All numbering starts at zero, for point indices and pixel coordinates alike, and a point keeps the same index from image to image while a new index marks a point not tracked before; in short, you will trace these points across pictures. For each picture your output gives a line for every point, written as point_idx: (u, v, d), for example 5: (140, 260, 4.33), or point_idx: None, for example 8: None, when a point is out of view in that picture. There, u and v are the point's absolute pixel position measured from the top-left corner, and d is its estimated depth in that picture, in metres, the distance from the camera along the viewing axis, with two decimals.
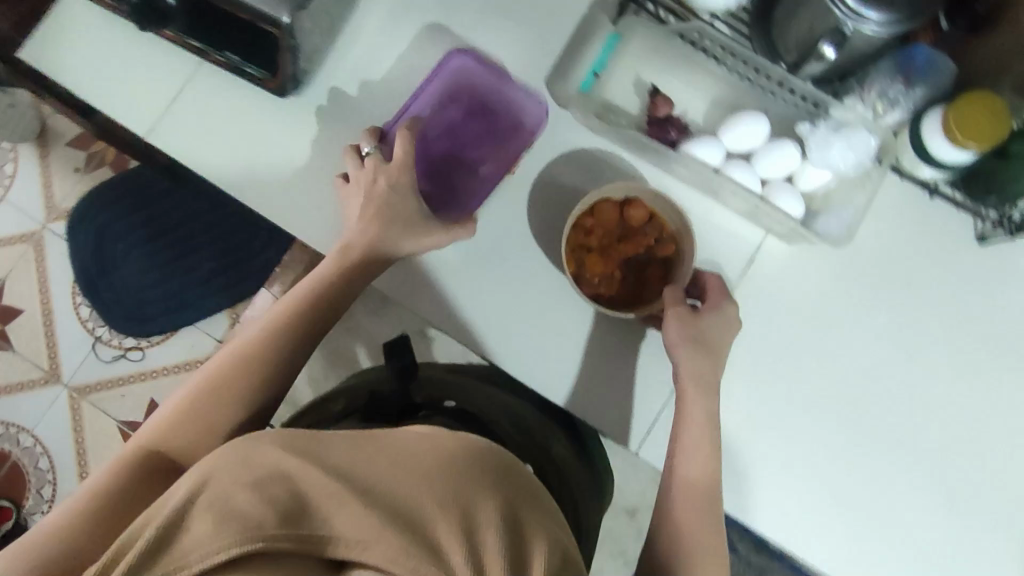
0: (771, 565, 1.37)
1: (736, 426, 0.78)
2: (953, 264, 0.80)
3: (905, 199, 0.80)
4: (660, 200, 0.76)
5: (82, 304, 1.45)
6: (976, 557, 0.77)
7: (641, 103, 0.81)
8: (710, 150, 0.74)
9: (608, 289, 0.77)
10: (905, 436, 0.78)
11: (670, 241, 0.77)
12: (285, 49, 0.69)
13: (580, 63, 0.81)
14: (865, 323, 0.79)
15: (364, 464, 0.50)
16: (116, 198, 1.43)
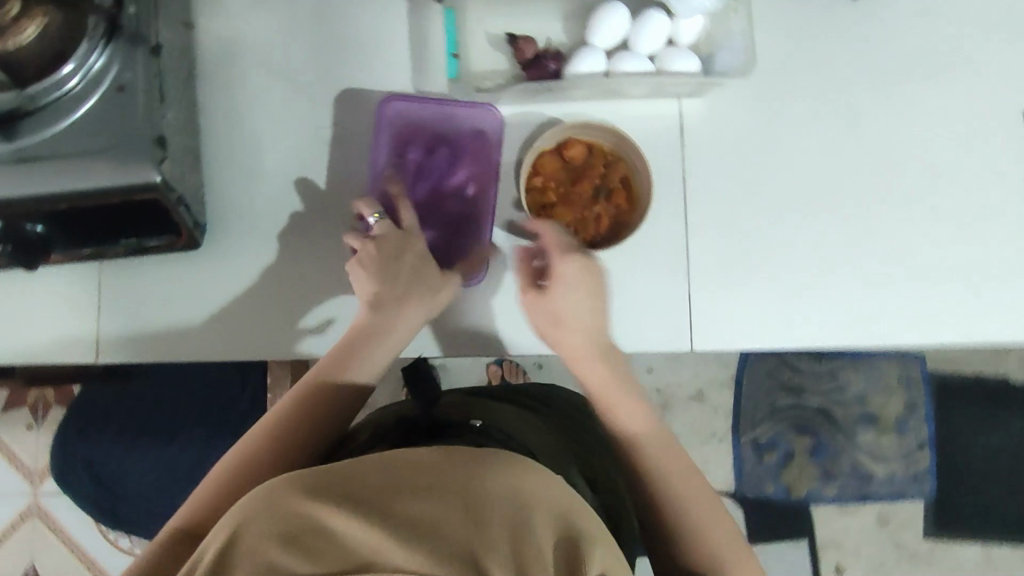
0: (837, 363, 1.44)
1: (760, 272, 0.80)
2: (843, 27, 0.83)
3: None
4: (588, 130, 0.77)
5: (118, 537, 1.40)
6: (1006, 252, 0.81)
7: (506, 56, 0.80)
8: (593, 60, 0.76)
9: (585, 232, 0.77)
10: (892, 192, 0.82)
11: (617, 161, 0.77)
12: (174, 205, 0.67)
13: (433, 53, 0.80)
14: (805, 120, 0.82)
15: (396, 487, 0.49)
16: (84, 428, 1.37)
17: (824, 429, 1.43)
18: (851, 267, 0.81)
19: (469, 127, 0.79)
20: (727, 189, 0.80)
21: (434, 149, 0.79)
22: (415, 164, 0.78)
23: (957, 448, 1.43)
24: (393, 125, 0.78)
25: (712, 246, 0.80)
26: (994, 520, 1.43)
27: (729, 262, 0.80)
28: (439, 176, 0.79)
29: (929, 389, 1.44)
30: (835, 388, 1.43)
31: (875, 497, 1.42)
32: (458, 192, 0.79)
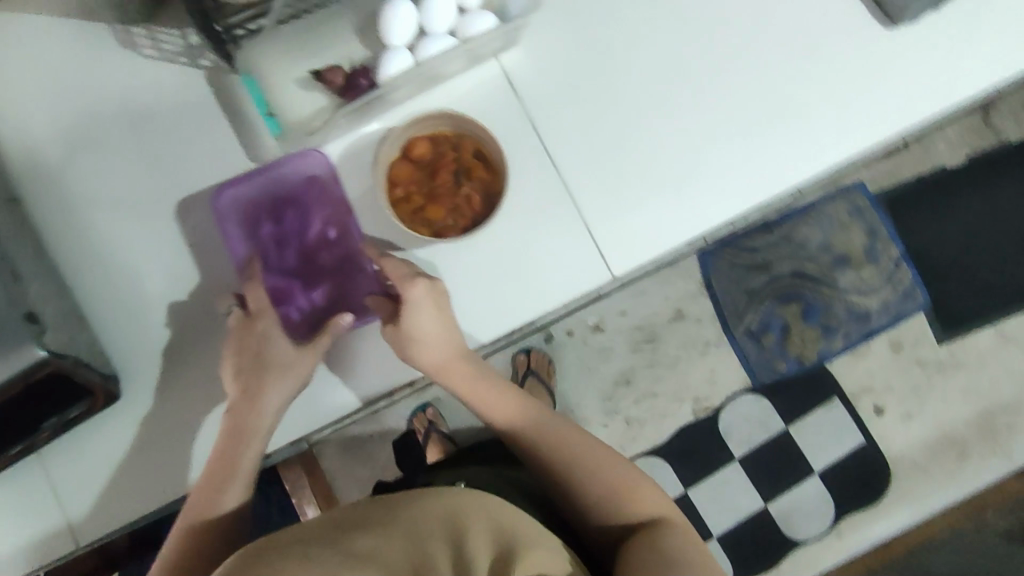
0: (788, 225, 1.45)
1: (645, 173, 0.81)
2: None
3: None
4: (427, 123, 0.77)
5: None
6: (861, 57, 0.83)
7: (321, 89, 0.79)
8: None
9: (465, 215, 0.78)
10: (734, 49, 0.82)
11: (463, 138, 0.78)
12: (74, 367, 0.67)
13: (253, 119, 0.79)
14: (625, 20, 0.82)
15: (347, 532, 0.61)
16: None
17: (807, 289, 1.44)
18: (730, 134, 0.82)
19: (304, 176, 0.79)
20: (586, 116, 0.81)
21: (281, 212, 0.78)
22: (273, 235, 0.78)
23: (930, 249, 1.46)
24: (233, 208, 0.77)
25: (597, 173, 0.80)
26: (992, 298, 1.46)
27: (613, 179, 0.80)
28: (298, 233, 0.78)
29: (880, 209, 1.46)
30: (798, 248, 1.45)
31: (879, 329, 1.44)
32: (324, 240, 0.78)
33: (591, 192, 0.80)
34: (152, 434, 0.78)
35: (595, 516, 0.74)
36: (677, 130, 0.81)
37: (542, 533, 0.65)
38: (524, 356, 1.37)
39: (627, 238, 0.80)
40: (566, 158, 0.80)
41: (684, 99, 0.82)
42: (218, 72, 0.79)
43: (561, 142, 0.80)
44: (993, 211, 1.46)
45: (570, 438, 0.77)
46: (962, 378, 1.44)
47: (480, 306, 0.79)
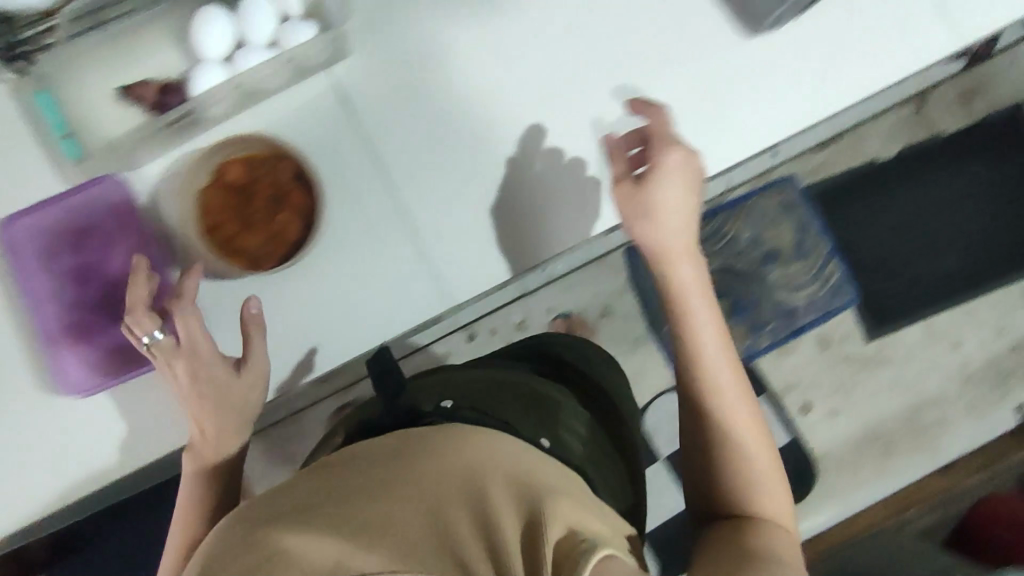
0: (713, 220, 1.42)
1: (472, 201, 0.80)
2: None
3: None
4: (244, 143, 0.76)
5: None
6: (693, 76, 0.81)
7: (134, 109, 0.78)
8: (210, 73, 0.76)
9: (275, 241, 0.76)
10: (559, 69, 0.81)
11: (281, 157, 0.76)
12: None
13: (53, 140, 0.78)
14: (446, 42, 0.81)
15: (363, 480, 0.56)
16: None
17: (736, 285, 1.41)
18: (571, 150, 0.80)
19: (98, 206, 0.78)
20: (442, 130, 0.80)
21: (76, 245, 0.78)
22: (67, 268, 0.78)
23: (857, 244, 1.44)
24: (22, 245, 0.78)
25: (448, 186, 0.80)
26: (919, 293, 1.44)
27: (461, 193, 0.80)
28: (95, 264, 0.78)
29: (806, 202, 1.43)
30: (725, 244, 1.41)
31: (807, 326, 1.41)
32: (121, 270, 0.78)
33: (432, 209, 0.79)
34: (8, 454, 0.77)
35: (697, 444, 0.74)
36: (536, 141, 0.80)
37: (581, 508, 0.57)
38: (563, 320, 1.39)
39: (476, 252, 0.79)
40: (410, 174, 0.80)
41: (545, 110, 0.81)
42: (21, 88, 0.78)
43: (407, 157, 0.80)
44: (920, 204, 1.45)
45: (734, 391, 0.73)
46: (889, 374, 1.43)
47: (325, 323, 0.79)
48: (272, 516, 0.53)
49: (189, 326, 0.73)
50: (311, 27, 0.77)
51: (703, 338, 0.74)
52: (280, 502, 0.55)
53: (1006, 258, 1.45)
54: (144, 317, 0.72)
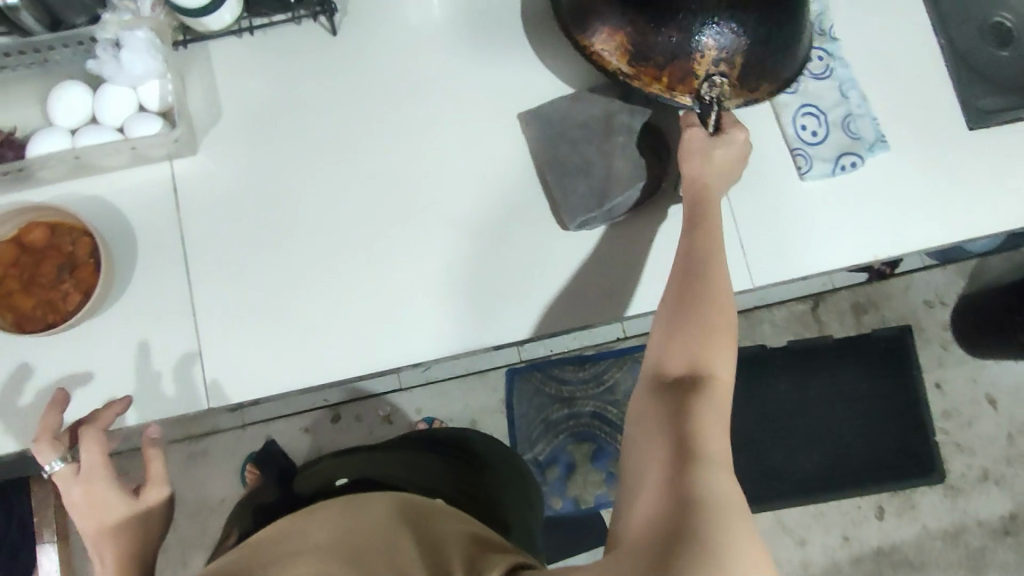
0: (596, 364, 1.45)
1: (270, 317, 0.75)
2: (340, 69, 0.79)
3: (248, 50, 0.78)
4: (43, 210, 0.71)
5: None
6: (546, 257, 0.76)
7: None
8: (51, 140, 0.70)
9: (55, 312, 0.71)
10: (407, 210, 0.77)
11: (82, 236, 0.71)
12: None
13: None
14: (306, 156, 0.77)
15: (288, 528, 0.61)
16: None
17: (603, 432, 1.44)
18: (394, 297, 0.75)
19: None
20: (249, 232, 0.76)
21: None
22: None
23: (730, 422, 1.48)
24: None
25: (235, 293, 0.75)
26: (776, 486, 1.49)
27: (261, 305, 0.75)
28: None
29: None
30: (606, 391, 1.44)
31: None
32: None
33: (222, 304, 0.75)
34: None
35: (650, 358, 0.63)
36: (341, 266, 0.76)
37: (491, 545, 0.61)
38: (579, 442, 1.43)
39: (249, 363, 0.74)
40: (203, 269, 0.75)
41: (374, 239, 0.76)
42: None
43: (205, 252, 0.75)
44: (795, 399, 1.52)
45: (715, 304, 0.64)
46: None
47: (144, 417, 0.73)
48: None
49: (93, 452, 0.66)
50: (157, 123, 0.72)
51: (716, 257, 0.66)
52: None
53: (859, 471, 1.51)
54: (49, 444, 0.65)
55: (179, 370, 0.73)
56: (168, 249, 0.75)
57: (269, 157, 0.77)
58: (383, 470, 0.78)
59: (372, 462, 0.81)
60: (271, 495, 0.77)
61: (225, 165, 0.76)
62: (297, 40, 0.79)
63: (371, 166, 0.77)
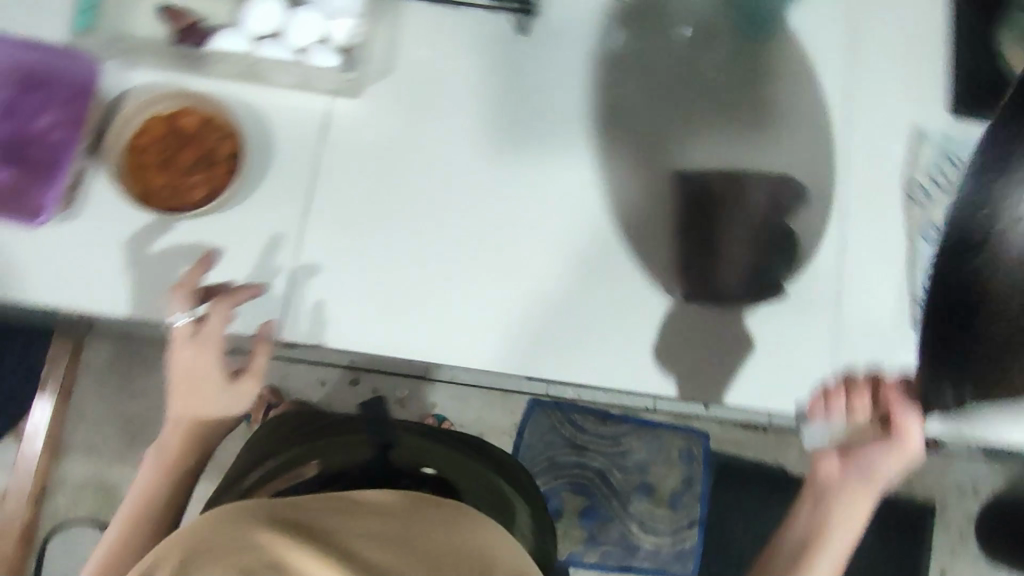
0: (618, 426, 1.44)
1: (364, 277, 0.83)
2: (499, 86, 0.90)
3: (433, 34, 0.90)
4: (206, 105, 0.82)
5: None
6: (616, 318, 0.86)
7: (163, 26, 0.83)
8: (235, 39, 0.80)
9: (180, 194, 0.82)
10: (510, 228, 0.87)
11: (228, 136, 0.82)
12: None
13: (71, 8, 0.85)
14: (443, 152, 0.87)
15: (318, 509, 0.57)
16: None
17: (600, 492, 1.42)
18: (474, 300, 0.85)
19: (68, 79, 0.82)
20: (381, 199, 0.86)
21: (28, 89, 0.83)
22: (8, 104, 0.83)
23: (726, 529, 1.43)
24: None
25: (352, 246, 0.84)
26: None
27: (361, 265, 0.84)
28: (24, 113, 0.83)
29: (706, 468, 1.44)
30: (619, 453, 1.43)
31: (636, 569, 1.40)
32: (34, 132, 0.82)
33: (327, 246, 0.83)
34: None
35: None
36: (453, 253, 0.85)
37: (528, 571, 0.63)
38: (575, 493, 1.41)
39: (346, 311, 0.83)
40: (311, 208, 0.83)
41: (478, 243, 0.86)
42: None
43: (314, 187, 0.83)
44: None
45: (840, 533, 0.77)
46: None
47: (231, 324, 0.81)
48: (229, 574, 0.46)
49: (216, 323, 0.74)
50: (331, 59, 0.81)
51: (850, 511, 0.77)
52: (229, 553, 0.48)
53: None
54: (182, 299, 0.75)
55: (287, 279, 0.82)
56: (285, 170, 0.84)
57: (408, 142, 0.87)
58: (442, 470, 0.82)
59: (435, 454, 0.83)
60: (336, 454, 0.81)
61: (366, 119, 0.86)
62: (483, 33, 0.91)
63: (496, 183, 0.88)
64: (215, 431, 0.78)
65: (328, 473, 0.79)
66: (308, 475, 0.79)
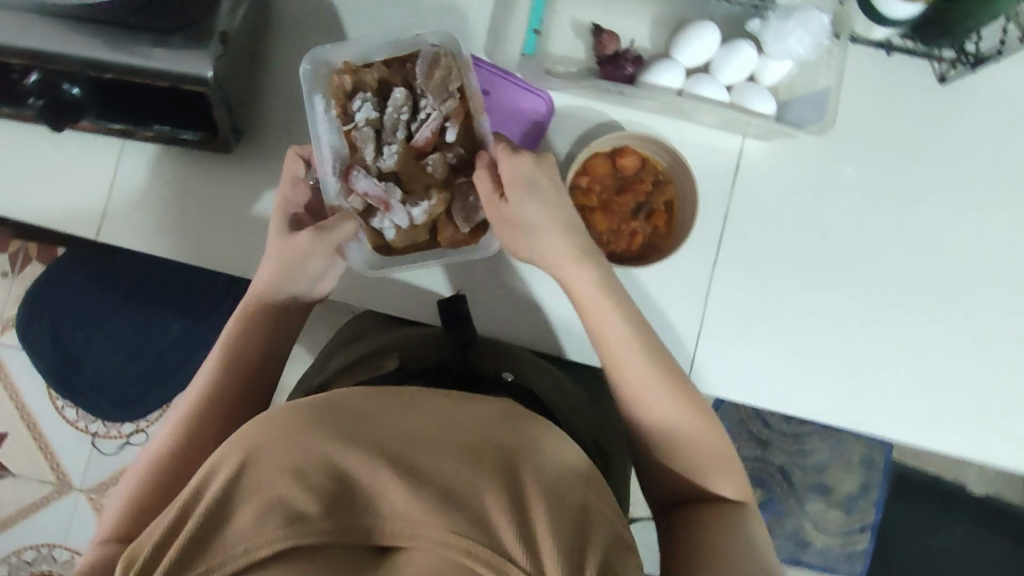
0: (812, 440, 1.32)
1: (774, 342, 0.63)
2: (953, 116, 0.64)
3: (867, 70, 0.63)
4: (650, 140, 0.59)
5: (65, 407, 1.29)
6: (955, 343, 0.64)
7: (587, 47, 0.62)
8: (672, 73, 0.60)
9: (624, 245, 0.60)
10: (915, 283, 0.64)
11: (667, 182, 0.60)
12: (215, 104, 0.54)
13: (516, 24, 0.62)
14: (868, 199, 0.64)
15: (371, 443, 0.43)
16: (104, 276, 1.23)
17: (779, 488, 1.32)
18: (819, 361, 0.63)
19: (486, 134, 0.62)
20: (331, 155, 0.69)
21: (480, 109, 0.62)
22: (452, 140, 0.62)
23: (898, 538, 1.35)
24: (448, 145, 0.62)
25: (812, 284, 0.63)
26: None
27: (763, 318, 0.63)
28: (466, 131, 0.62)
29: (887, 476, 1.33)
30: (805, 458, 1.33)
31: (806, 565, 1.32)
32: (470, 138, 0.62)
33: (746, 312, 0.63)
34: (149, 171, 0.61)
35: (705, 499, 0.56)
36: (950, 306, 0.64)
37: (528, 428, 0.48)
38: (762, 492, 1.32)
39: (788, 374, 0.63)
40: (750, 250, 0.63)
41: (846, 306, 0.64)
42: None
43: (760, 227, 0.63)
44: (966, 551, 1.34)
45: (610, 313, 0.56)
46: None
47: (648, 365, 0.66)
48: (249, 554, 0.37)
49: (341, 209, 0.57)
50: (773, 108, 0.60)
51: (613, 324, 0.56)
52: (273, 481, 0.40)
53: None
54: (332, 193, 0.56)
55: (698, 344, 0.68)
56: (710, 209, 0.63)
57: (905, 154, 0.64)
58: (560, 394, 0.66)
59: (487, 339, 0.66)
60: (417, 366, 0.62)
61: (806, 153, 0.63)
62: (907, 77, 0.63)
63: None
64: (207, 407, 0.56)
65: (418, 366, 0.61)
66: (387, 367, 0.60)
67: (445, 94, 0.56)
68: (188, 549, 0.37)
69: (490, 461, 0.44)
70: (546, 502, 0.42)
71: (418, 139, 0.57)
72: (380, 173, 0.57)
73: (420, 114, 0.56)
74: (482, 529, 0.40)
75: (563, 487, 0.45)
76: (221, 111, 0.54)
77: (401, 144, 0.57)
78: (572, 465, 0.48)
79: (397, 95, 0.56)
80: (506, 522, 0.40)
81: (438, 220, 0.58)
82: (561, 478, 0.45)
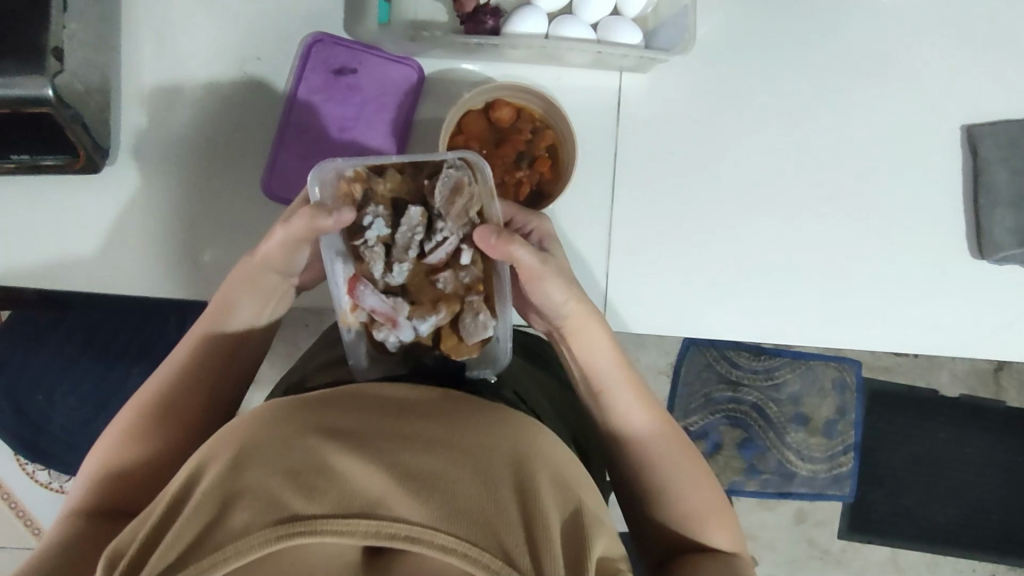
0: (777, 367, 1.32)
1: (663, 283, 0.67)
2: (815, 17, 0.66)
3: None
4: (517, 92, 0.67)
5: (37, 469, 1.21)
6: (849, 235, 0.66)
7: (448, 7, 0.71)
8: (533, 21, 0.65)
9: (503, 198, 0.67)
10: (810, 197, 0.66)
11: (545, 128, 0.69)
12: (70, 125, 0.62)
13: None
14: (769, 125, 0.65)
15: (370, 451, 0.44)
16: (54, 335, 1.15)
17: (757, 425, 1.32)
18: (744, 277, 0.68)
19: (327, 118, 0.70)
20: (234, 180, 0.70)
21: (325, 98, 0.70)
22: (299, 126, 0.70)
23: (880, 451, 1.37)
24: (294, 132, 0.70)
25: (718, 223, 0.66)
26: (925, 540, 1.37)
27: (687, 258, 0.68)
28: (310, 122, 0.70)
29: (860, 395, 1.34)
30: (773, 386, 1.32)
31: (795, 496, 1.33)
32: (306, 123, 0.70)
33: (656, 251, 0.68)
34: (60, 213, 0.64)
35: (694, 512, 0.62)
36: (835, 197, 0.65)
37: (530, 429, 0.50)
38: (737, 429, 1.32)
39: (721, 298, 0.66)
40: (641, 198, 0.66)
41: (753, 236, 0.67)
42: None
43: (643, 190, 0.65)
44: (949, 451, 1.37)
45: (601, 356, 0.64)
46: None
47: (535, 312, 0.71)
48: (239, 556, 0.37)
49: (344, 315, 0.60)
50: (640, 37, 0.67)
51: (609, 371, 0.64)
52: (264, 482, 0.41)
53: (988, 537, 1.37)
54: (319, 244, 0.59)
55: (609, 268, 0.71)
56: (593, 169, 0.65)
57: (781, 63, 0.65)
58: (529, 381, 0.70)
59: None
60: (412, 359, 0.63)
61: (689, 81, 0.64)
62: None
63: (799, 130, 0.72)
64: (169, 403, 0.61)
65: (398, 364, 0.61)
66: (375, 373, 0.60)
67: (464, 220, 0.58)
68: (185, 551, 0.38)
69: (494, 464, 0.44)
70: (555, 526, 0.42)
71: (432, 258, 0.59)
72: (388, 288, 0.59)
73: (435, 236, 0.58)
74: (486, 540, 0.39)
75: (566, 496, 0.46)
76: (75, 130, 0.62)
77: (413, 261, 0.59)
78: (567, 470, 0.49)
79: (413, 215, 0.58)
80: (514, 538, 0.40)
81: (445, 330, 0.61)
82: (563, 487, 0.46)
